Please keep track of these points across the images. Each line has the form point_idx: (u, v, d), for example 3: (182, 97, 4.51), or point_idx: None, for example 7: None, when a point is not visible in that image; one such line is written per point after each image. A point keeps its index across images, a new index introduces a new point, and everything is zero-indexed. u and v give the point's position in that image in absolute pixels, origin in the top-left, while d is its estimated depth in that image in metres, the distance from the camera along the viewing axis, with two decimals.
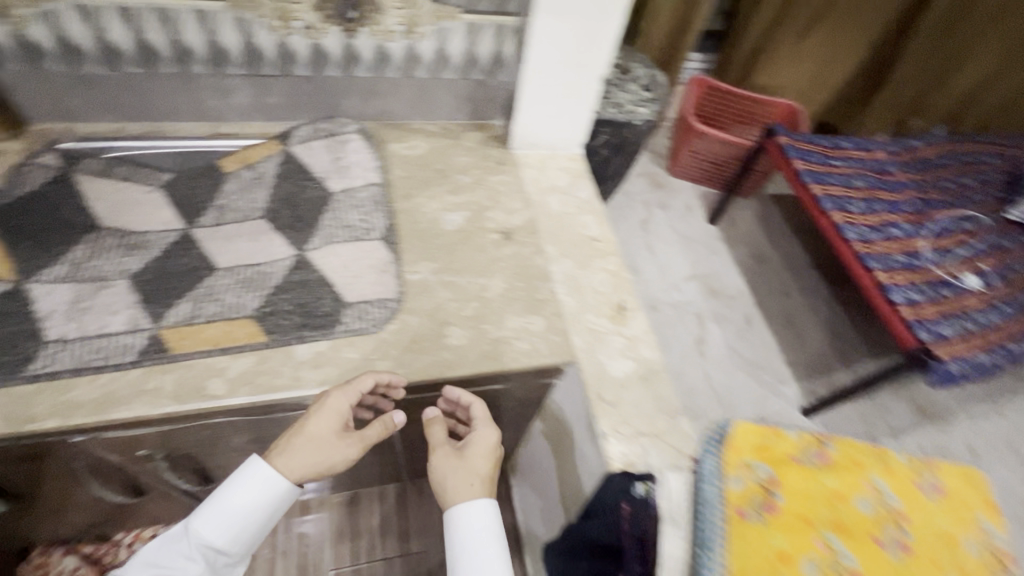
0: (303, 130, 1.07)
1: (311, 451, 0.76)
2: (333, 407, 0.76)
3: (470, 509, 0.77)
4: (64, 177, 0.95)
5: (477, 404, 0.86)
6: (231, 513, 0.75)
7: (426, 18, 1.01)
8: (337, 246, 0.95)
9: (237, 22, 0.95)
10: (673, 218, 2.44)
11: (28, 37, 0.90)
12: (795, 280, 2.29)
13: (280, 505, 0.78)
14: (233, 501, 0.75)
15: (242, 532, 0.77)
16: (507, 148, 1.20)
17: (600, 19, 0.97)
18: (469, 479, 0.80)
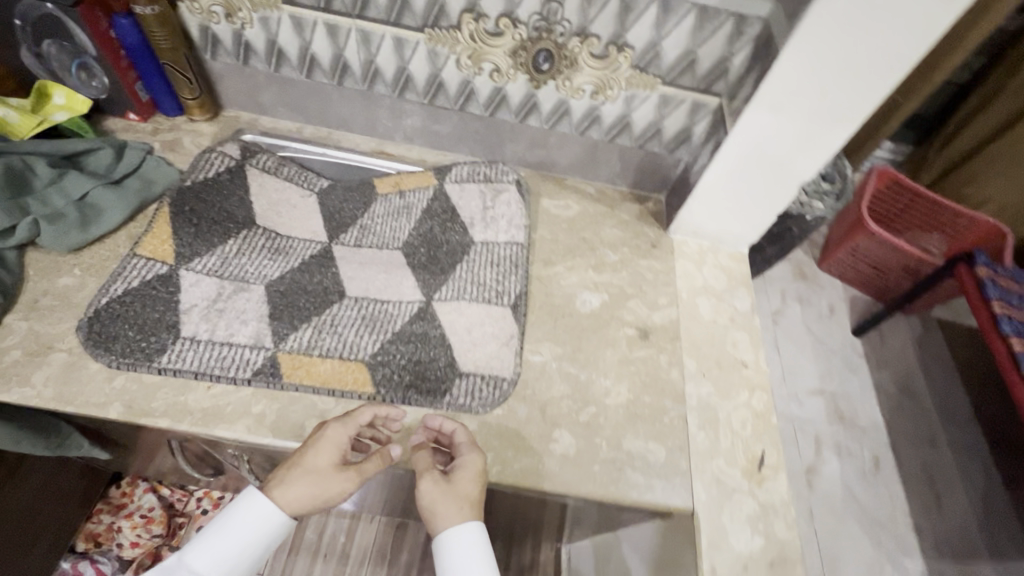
0: (462, 167, 1.03)
1: (305, 485, 0.65)
2: (332, 439, 0.68)
3: (455, 540, 0.63)
4: (239, 169, 0.99)
5: (459, 430, 0.73)
6: (220, 548, 0.64)
7: (620, 82, 0.92)
8: (464, 304, 0.89)
9: (430, 54, 0.92)
10: (816, 316, 1.83)
11: (246, 36, 0.94)
12: (968, 438, 1.68)
13: (276, 539, 0.67)
14: (225, 532, 0.64)
15: (231, 574, 0.64)
16: (664, 230, 1.08)
17: (827, 127, 0.81)
18: (458, 506, 0.65)
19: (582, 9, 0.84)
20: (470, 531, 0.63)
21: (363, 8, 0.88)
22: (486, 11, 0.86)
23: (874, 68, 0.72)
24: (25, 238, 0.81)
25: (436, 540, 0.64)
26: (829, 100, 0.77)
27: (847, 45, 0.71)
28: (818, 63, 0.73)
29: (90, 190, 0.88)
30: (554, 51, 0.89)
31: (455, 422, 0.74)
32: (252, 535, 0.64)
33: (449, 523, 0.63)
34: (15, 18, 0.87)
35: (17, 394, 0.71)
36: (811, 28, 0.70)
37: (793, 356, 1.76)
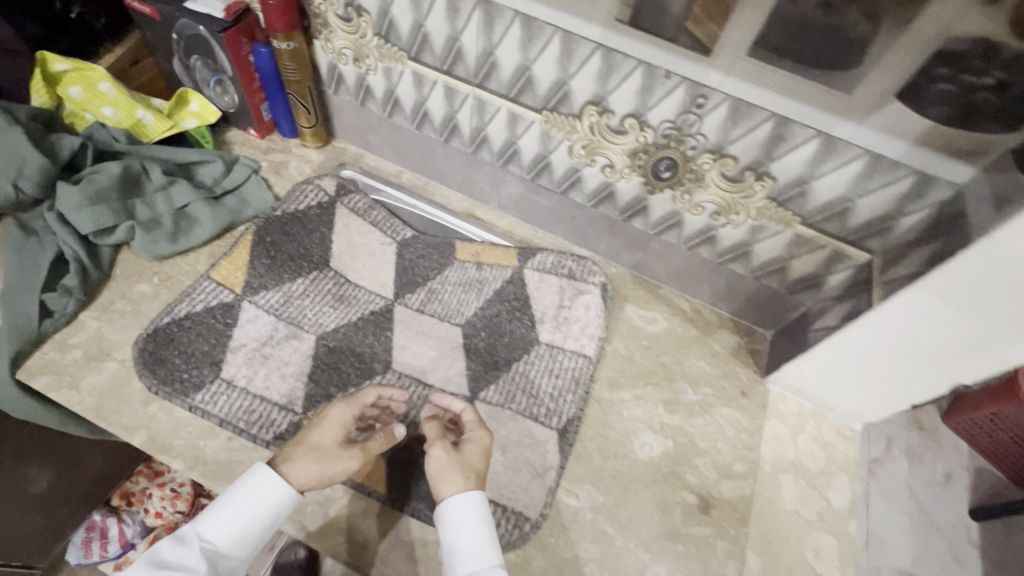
0: (546, 255, 0.93)
1: (313, 458, 0.64)
2: (337, 416, 0.67)
3: (462, 511, 0.60)
4: (329, 207, 0.99)
5: (466, 412, 0.69)
6: (231, 519, 0.60)
7: (749, 210, 0.78)
8: (508, 414, 0.80)
9: (542, 135, 0.85)
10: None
11: (368, 81, 0.93)
12: None
13: (287, 509, 0.63)
14: (237, 503, 0.61)
15: (248, 542, 0.61)
16: (761, 376, 0.92)
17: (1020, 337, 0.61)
18: (462, 475, 0.62)
19: (726, 128, 0.71)
20: (474, 502, 0.61)
21: (485, 79, 0.82)
22: (612, 108, 0.76)
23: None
24: (122, 239, 0.86)
25: (441, 506, 0.62)
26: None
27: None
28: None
29: (191, 202, 0.92)
30: (679, 162, 0.77)
31: (464, 401, 0.72)
32: (261, 506, 0.61)
33: (452, 490, 0.61)
34: (173, 32, 0.92)
35: (65, 395, 0.74)
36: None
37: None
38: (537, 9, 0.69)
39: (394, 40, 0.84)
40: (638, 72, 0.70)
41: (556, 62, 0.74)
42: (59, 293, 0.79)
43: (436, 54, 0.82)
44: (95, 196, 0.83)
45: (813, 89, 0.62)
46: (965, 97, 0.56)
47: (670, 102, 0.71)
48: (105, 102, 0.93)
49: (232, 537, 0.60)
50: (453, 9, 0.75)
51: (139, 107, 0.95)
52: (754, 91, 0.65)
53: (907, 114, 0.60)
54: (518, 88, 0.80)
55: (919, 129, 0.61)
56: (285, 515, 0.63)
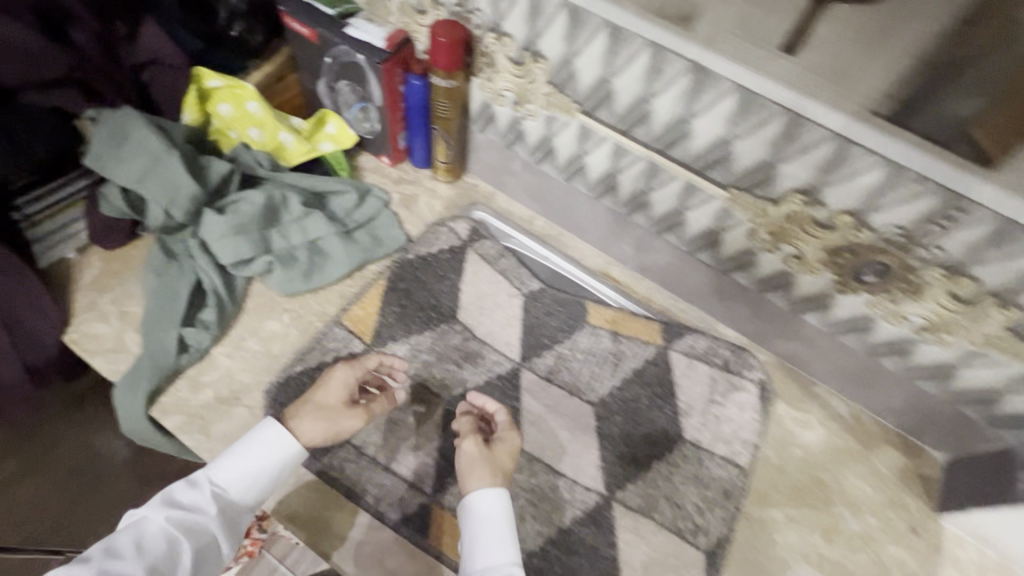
0: (695, 338, 0.84)
1: (322, 427, 0.65)
2: (341, 377, 0.68)
3: (482, 508, 0.60)
4: (460, 251, 0.93)
5: (500, 412, 0.68)
6: (239, 462, 0.61)
7: (972, 335, 0.66)
8: (649, 526, 0.72)
9: (720, 211, 0.75)
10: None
11: (522, 125, 0.86)
12: None
13: (289, 463, 0.64)
14: (245, 447, 0.62)
15: (252, 491, 0.62)
16: (933, 511, 0.80)
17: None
18: (489, 471, 0.61)
19: (976, 248, 0.59)
20: (494, 496, 0.60)
21: (668, 145, 0.73)
22: (825, 200, 0.65)
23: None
24: (257, 272, 0.82)
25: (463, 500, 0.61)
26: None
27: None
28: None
29: (324, 236, 0.87)
30: (893, 269, 0.66)
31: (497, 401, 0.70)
32: (270, 454, 0.62)
33: (476, 483, 0.60)
34: (328, 56, 0.88)
35: (195, 440, 0.71)
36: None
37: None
38: (766, 86, 0.59)
39: (569, 91, 0.76)
40: (879, 171, 0.59)
41: (769, 144, 0.64)
42: (197, 328, 0.77)
43: (616, 112, 0.74)
44: (238, 229, 0.80)
45: None
46: None
47: (909, 208, 0.60)
48: (252, 123, 0.90)
49: (243, 485, 0.61)
50: (655, 71, 0.66)
51: (283, 129, 0.91)
52: None
53: None
54: (708, 161, 0.71)
55: None
56: (291, 466, 0.64)
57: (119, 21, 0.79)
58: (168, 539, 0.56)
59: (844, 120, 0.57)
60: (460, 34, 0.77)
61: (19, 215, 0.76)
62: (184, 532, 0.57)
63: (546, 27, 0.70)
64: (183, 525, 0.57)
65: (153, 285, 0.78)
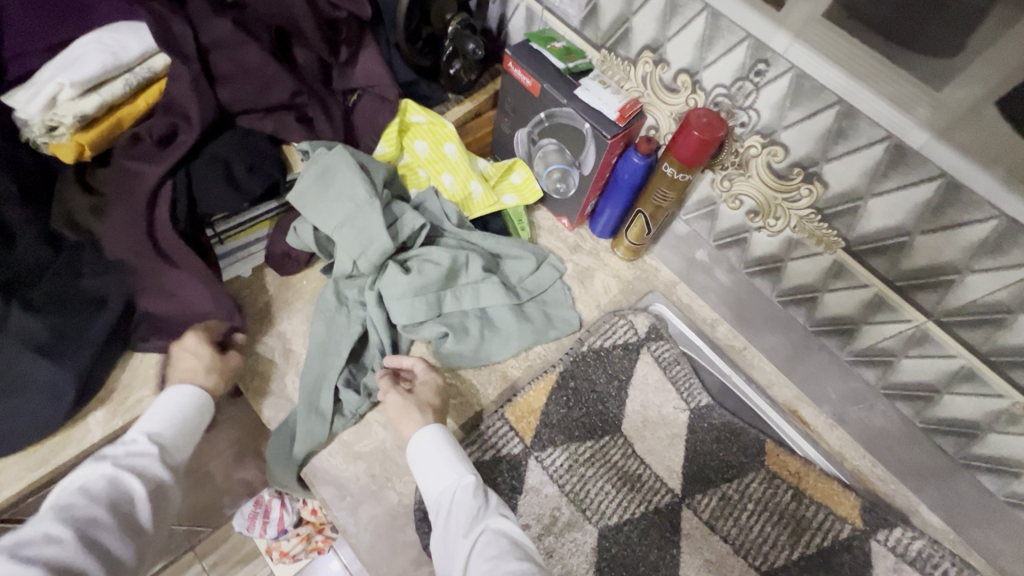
0: (906, 534, 0.70)
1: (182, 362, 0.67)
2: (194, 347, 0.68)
3: (422, 441, 0.63)
4: (635, 351, 0.83)
5: (417, 363, 0.72)
6: (168, 408, 0.64)
7: None
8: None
9: (1001, 411, 0.60)
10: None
11: (749, 234, 0.74)
12: None
13: (207, 406, 0.67)
14: (168, 398, 0.65)
15: (183, 442, 0.63)
16: None
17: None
18: (419, 410, 0.66)
19: None
20: (433, 434, 0.63)
21: (961, 323, 0.58)
22: None
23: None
24: (425, 337, 0.76)
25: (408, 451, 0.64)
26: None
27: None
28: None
29: (497, 309, 0.80)
30: None
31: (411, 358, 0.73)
32: (186, 394, 0.65)
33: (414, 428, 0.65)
34: (543, 112, 0.79)
35: (343, 520, 0.66)
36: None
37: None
38: None
39: (838, 225, 0.63)
40: None
41: None
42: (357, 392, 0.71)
43: (898, 266, 0.60)
44: (417, 292, 0.74)
45: None
46: None
47: None
48: (445, 168, 0.84)
49: (176, 429, 0.63)
50: (990, 247, 0.51)
51: (474, 179, 0.84)
52: None
53: None
54: (1017, 359, 0.56)
55: None
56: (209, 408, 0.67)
57: (344, 48, 0.75)
58: (114, 480, 0.57)
59: None
60: (719, 131, 0.64)
61: (211, 232, 0.73)
62: (135, 474, 0.58)
63: (844, 153, 0.57)
64: (128, 468, 0.58)
65: (323, 335, 0.74)
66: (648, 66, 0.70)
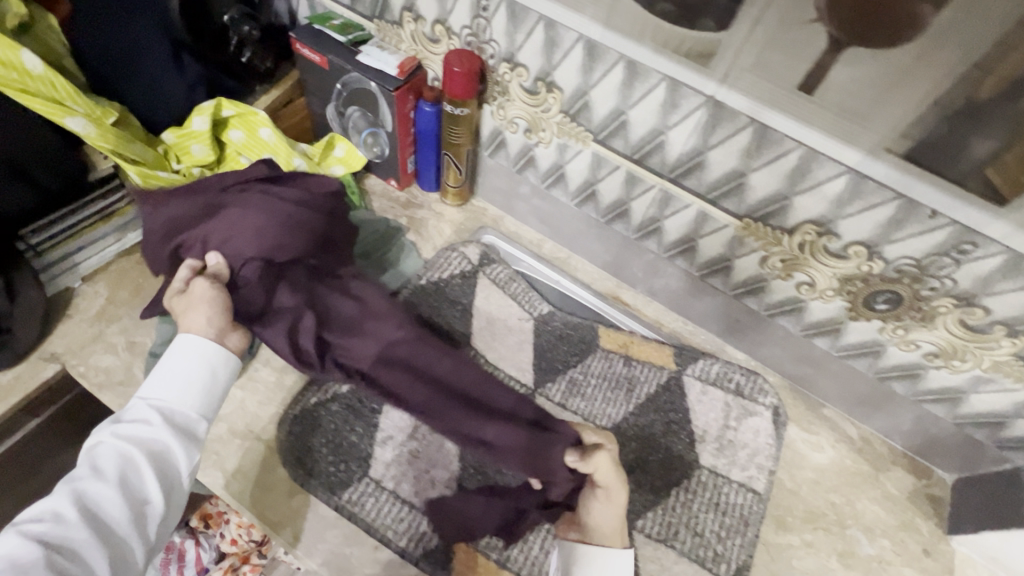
0: (708, 363, 0.85)
1: (190, 327, 0.63)
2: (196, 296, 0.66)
3: (603, 561, 0.67)
4: (472, 277, 0.93)
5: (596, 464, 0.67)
6: (180, 369, 0.60)
7: (982, 360, 0.68)
8: (669, 555, 0.72)
9: (733, 240, 0.76)
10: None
11: (534, 153, 0.87)
12: None
13: (218, 359, 0.62)
14: (173, 359, 0.61)
15: (189, 386, 0.60)
16: (945, 533, 0.81)
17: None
18: (615, 522, 0.67)
19: (988, 280, 0.60)
20: (621, 556, 0.67)
21: (682, 175, 0.74)
22: (838, 231, 0.66)
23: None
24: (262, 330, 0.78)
25: (566, 552, 0.67)
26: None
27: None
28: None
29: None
30: (905, 298, 0.68)
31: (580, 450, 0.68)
32: (190, 358, 0.61)
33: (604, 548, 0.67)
34: (338, 83, 0.88)
35: (210, 477, 0.69)
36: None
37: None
38: (780, 120, 0.60)
39: (582, 122, 0.77)
40: (894, 205, 0.60)
41: (784, 176, 0.65)
42: None
43: (628, 142, 0.75)
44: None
45: None
46: None
47: (923, 241, 0.61)
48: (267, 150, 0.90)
49: (178, 389, 0.60)
50: (670, 104, 0.67)
51: (296, 155, 0.91)
52: None
53: None
54: (721, 191, 0.72)
55: None
56: (225, 366, 0.63)
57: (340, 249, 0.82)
58: (123, 457, 0.54)
59: (859, 156, 0.58)
60: (475, 64, 0.77)
61: (24, 246, 0.74)
62: (136, 444, 0.55)
63: (562, 58, 0.71)
64: (133, 437, 0.55)
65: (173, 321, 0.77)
66: (411, 25, 0.82)
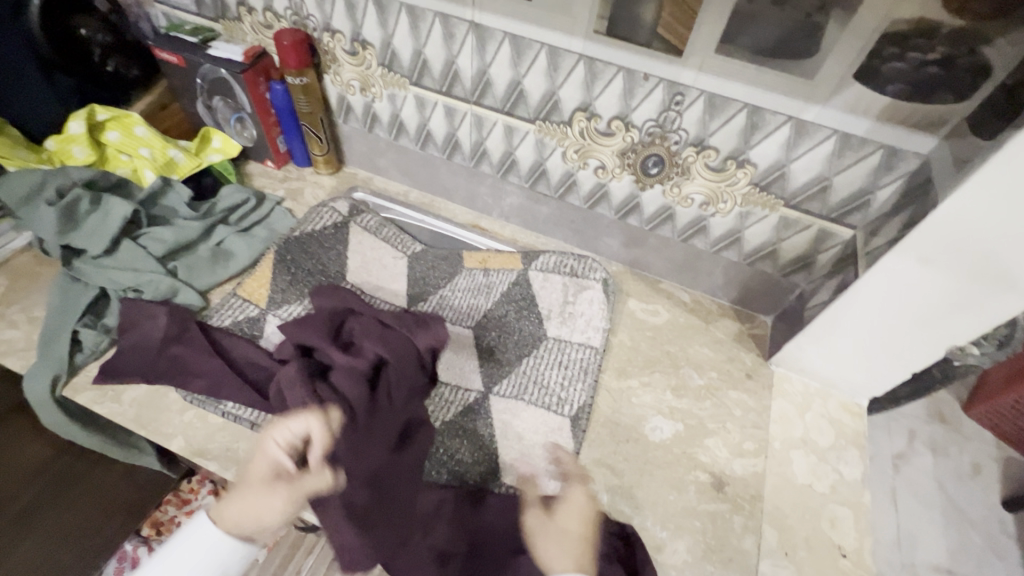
0: (547, 257, 0.99)
1: (267, 515, 0.59)
2: (270, 492, 0.59)
3: None
4: (343, 226, 1.06)
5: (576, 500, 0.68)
6: (188, 561, 0.58)
7: (735, 198, 0.84)
8: (521, 406, 0.85)
9: (538, 144, 0.92)
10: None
11: (375, 108, 1.02)
12: None
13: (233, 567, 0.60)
14: (181, 562, 0.58)
15: None
16: (764, 359, 0.96)
17: (1008, 291, 0.65)
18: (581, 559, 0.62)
19: (704, 122, 0.77)
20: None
21: (481, 96, 0.89)
22: (598, 112, 0.83)
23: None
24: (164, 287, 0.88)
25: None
26: (1013, 260, 0.62)
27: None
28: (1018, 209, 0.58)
29: (224, 237, 0.98)
30: (665, 157, 0.84)
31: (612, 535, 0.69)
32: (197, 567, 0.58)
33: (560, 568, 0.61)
34: (197, 77, 1.02)
35: (107, 407, 0.79)
36: (999, 174, 0.56)
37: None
38: (521, 27, 0.77)
39: (398, 69, 0.93)
40: (619, 77, 0.77)
41: (544, 74, 0.81)
42: (96, 331, 0.84)
43: (434, 78, 0.91)
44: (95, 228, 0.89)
45: (779, 79, 0.68)
46: (917, 73, 0.61)
47: (651, 102, 0.78)
48: (143, 145, 1.03)
49: None
50: (449, 35, 0.83)
51: (172, 147, 1.03)
52: (723, 83, 0.72)
53: (867, 91, 0.65)
54: (511, 102, 0.88)
55: (881, 105, 0.65)
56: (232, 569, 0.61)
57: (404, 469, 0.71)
58: None
59: (581, 41, 0.75)
60: (301, 36, 0.92)
61: None
62: None
63: (362, 17, 0.87)
64: None
65: (63, 300, 0.85)
66: (248, 17, 0.97)
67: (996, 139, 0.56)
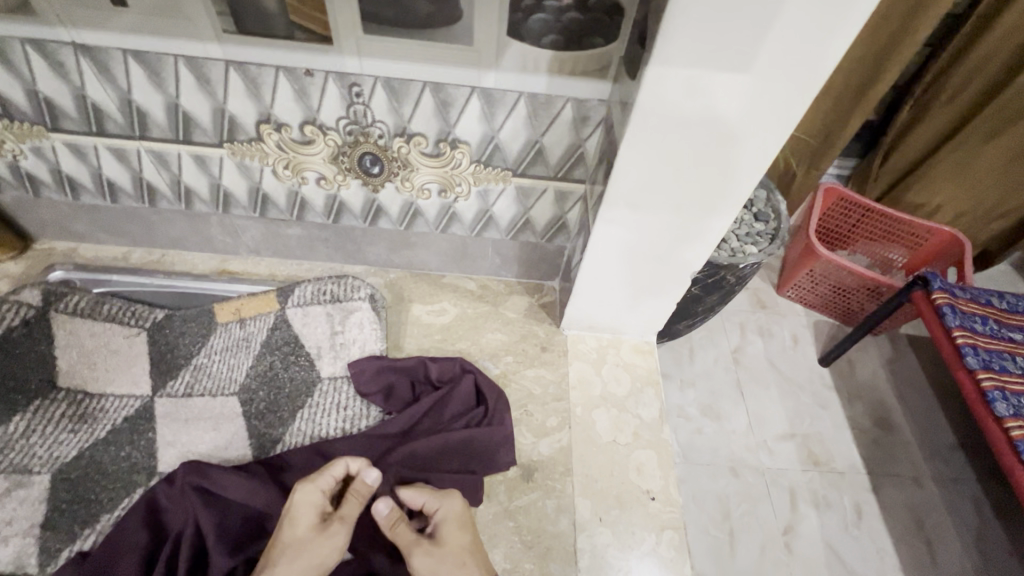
0: (302, 289, 0.87)
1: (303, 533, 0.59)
2: (305, 506, 0.61)
3: None
4: (41, 321, 0.81)
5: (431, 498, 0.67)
6: None
7: (466, 178, 0.77)
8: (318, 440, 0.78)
9: (240, 168, 0.79)
10: (783, 351, 1.44)
11: (25, 168, 0.81)
12: (965, 495, 1.25)
13: None
14: None
15: None
16: (557, 326, 0.94)
17: (712, 213, 0.67)
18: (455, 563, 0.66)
19: (395, 109, 0.69)
20: None
21: (143, 129, 0.73)
22: (284, 120, 0.71)
23: (750, 144, 0.58)
24: None
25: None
26: (704, 184, 0.63)
27: (704, 123, 0.56)
28: (689, 138, 0.58)
29: None
30: (379, 154, 0.74)
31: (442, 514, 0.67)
32: None
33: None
34: None
35: None
36: (657, 112, 0.56)
37: (760, 401, 1.34)
38: (140, 40, 0.63)
39: (21, 116, 0.72)
40: (282, 78, 0.66)
41: (195, 89, 0.68)
42: None
43: (75, 118, 0.72)
44: None
45: (442, 50, 0.62)
46: (562, 21, 0.59)
47: (331, 99, 0.68)
48: None
49: None
50: (59, 64, 0.66)
51: None
52: (393, 65, 0.64)
53: (527, 48, 0.62)
54: (181, 128, 0.73)
55: (547, 60, 0.63)
56: None
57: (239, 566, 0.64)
58: None
59: (217, 45, 0.63)
60: None
61: None
62: None
63: None
64: None
65: None
66: None
67: (637, 76, 0.56)
